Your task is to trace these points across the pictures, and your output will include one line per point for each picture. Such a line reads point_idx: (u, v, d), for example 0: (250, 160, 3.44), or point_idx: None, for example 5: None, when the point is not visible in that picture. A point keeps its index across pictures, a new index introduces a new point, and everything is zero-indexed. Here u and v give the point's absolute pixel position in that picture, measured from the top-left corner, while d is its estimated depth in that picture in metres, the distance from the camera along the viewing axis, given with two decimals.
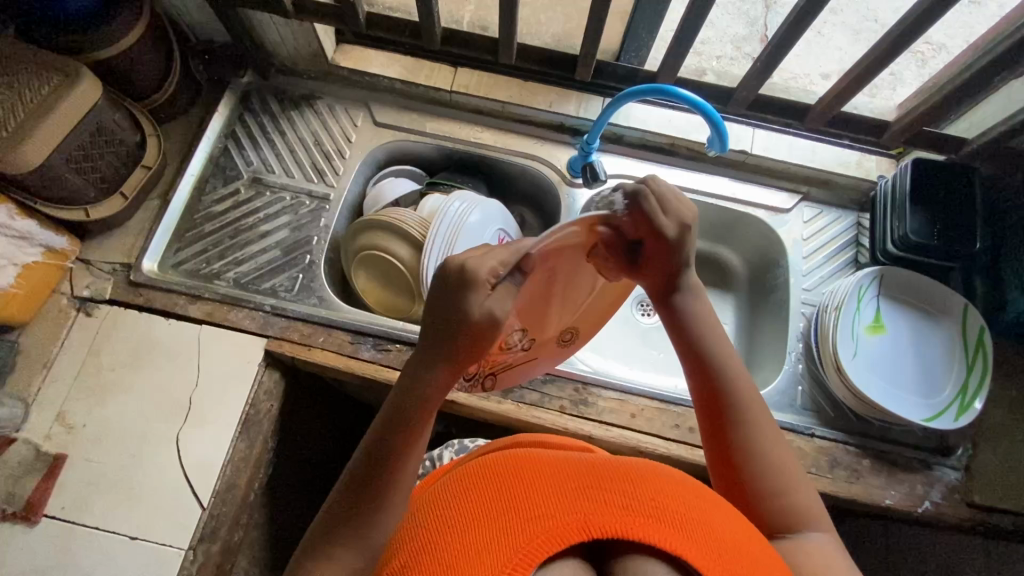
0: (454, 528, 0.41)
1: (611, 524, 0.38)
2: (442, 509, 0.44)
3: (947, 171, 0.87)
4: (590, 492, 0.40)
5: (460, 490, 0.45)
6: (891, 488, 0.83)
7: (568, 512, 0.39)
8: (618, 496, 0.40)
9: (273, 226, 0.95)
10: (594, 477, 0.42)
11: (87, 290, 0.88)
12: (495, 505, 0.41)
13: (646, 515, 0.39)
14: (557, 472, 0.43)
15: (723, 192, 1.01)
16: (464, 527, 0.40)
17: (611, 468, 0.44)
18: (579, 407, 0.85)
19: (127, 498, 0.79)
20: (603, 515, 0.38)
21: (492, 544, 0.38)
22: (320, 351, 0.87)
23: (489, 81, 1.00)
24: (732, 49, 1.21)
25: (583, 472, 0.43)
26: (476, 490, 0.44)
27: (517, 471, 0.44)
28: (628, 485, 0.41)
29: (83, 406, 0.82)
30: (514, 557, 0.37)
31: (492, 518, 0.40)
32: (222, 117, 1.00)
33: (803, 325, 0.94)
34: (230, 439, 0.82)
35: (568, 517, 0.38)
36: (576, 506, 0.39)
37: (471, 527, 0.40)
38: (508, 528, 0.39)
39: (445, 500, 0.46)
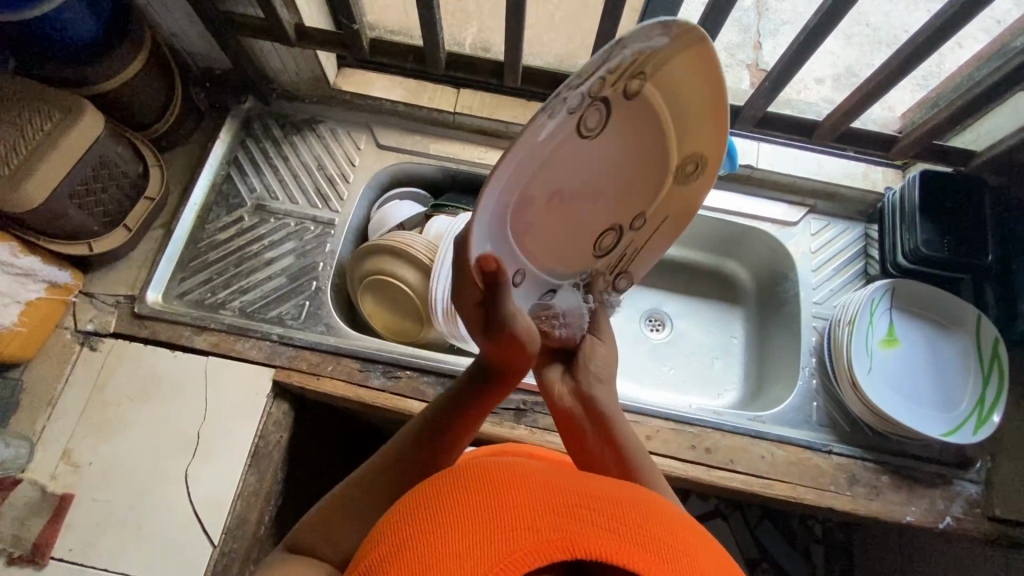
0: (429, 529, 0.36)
1: (600, 545, 0.33)
2: (419, 503, 0.39)
3: (957, 183, 0.87)
4: (580, 511, 0.35)
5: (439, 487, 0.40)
6: (911, 504, 0.82)
7: (553, 529, 0.34)
8: (611, 517, 0.35)
9: (277, 253, 0.94)
10: (584, 491, 0.37)
11: (90, 324, 0.87)
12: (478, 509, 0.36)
13: (637, 541, 0.34)
14: (545, 484, 0.37)
15: (730, 207, 1.00)
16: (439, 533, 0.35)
17: (608, 488, 0.38)
18: None
19: (136, 538, 0.77)
20: (593, 537, 0.33)
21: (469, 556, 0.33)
22: (329, 381, 0.85)
23: (493, 102, 1.00)
24: (726, 57, 1.22)
25: (574, 487, 0.37)
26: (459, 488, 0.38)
27: (503, 477, 0.38)
28: (626, 506, 0.36)
29: (89, 443, 0.81)
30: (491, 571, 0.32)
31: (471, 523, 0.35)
32: (224, 144, 1.00)
33: (815, 339, 0.93)
34: (241, 473, 0.81)
35: (553, 534, 0.33)
36: (564, 523, 0.34)
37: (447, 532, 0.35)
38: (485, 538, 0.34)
39: (421, 492, 0.40)
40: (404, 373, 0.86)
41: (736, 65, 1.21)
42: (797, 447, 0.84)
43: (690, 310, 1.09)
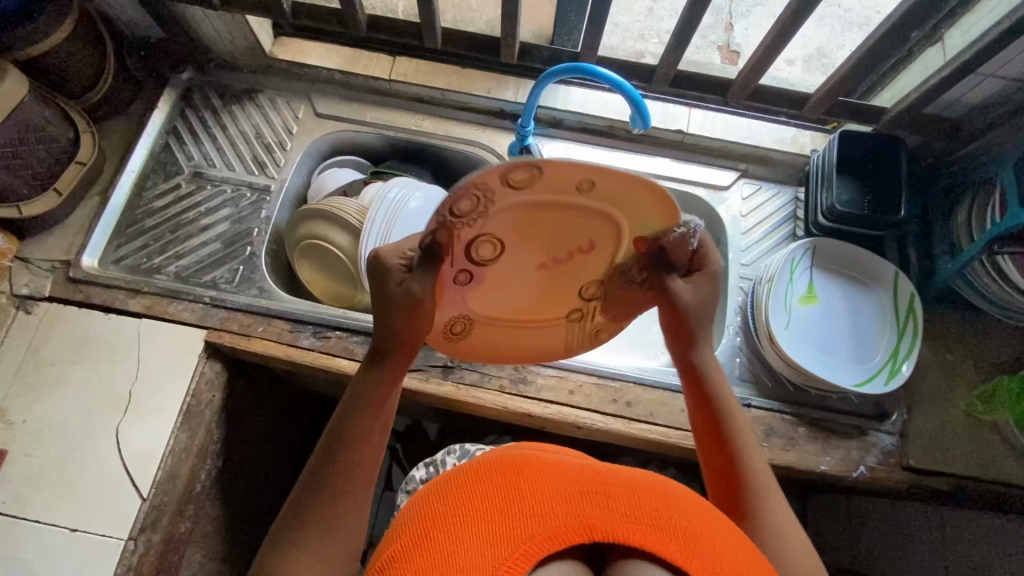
0: (456, 510, 0.41)
1: (614, 528, 0.38)
2: (447, 489, 0.44)
3: (874, 141, 0.89)
4: (596, 497, 0.39)
5: (466, 476, 0.44)
6: (826, 454, 0.84)
7: (569, 514, 0.38)
8: (625, 502, 0.39)
9: (213, 219, 0.96)
10: (602, 481, 0.41)
11: (26, 288, 0.88)
12: (501, 495, 0.40)
13: (648, 523, 0.38)
14: (564, 475, 0.42)
15: (662, 171, 1.02)
16: (462, 518, 0.40)
17: (622, 474, 0.43)
18: (519, 386, 0.86)
19: (67, 492, 0.79)
20: (608, 522, 0.38)
21: (492, 536, 0.38)
22: (259, 341, 0.87)
23: (426, 69, 1.01)
24: (699, 38, 1.23)
25: (591, 475, 0.42)
26: (491, 479, 0.42)
27: (528, 470, 0.43)
28: (638, 493, 0.40)
29: (22, 403, 0.83)
30: (510, 548, 0.37)
31: (496, 510, 0.39)
32: (162, 113, 1.01)
33: (741, 299, 0.95)
34: (171, 430, 0.83)
35: (569, 518, 0.38)
36: (579, 509, 0.39)
37: (473, 514, 0.40)
38: (508, 524, 0.38)
39: (450, 478, 0.45)
40: (333, 333, 0.88)
41: (707, 46, 1.22)
42: None
43: None
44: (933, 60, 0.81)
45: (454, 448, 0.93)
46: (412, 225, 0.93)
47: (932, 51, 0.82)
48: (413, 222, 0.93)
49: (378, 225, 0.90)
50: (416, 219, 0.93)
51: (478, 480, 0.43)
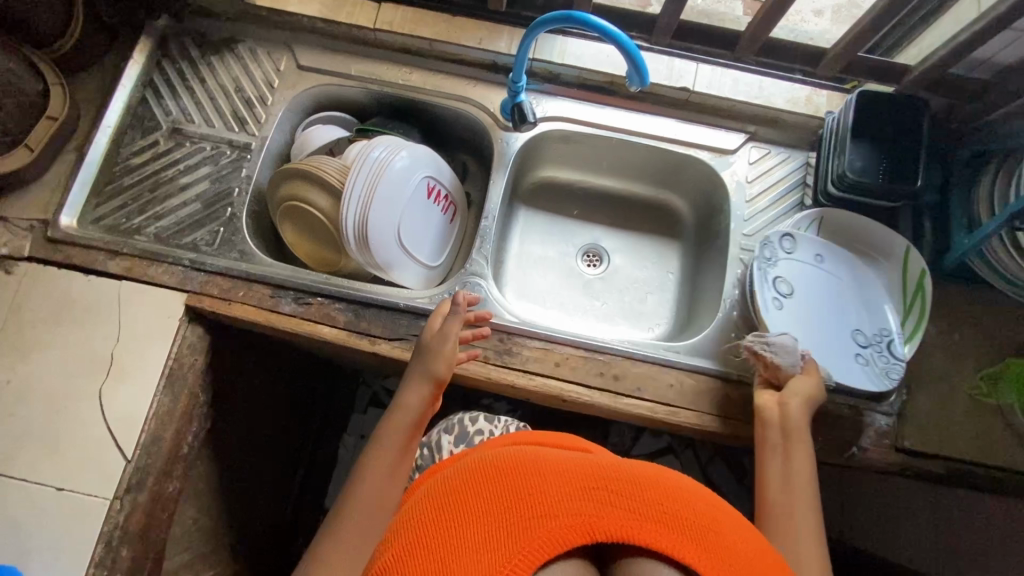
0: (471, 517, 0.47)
1: (617, 527, 0.44)
2: (461, 494, 0.50)
3: (892, 103, 0.82)
4: (601, 496, 0.46)
5: (478, 479, 0.51)
6: (818, 433, 0.82)
7: (573, 514, 0.45)
8: (627, 499, 0.47)
9: (193, 178, 0.92)
10: (601, 478, 0.48)
11: (5, 247, 0.87)
12: (511, 501, 0.47)
13: (650, 519, 0.45)
14: (568, 474, 0.49)
15: (664, 133, 0.96)
16: (477, 521, 0.46)
17: (617, 470, 0.50)
18: (504, 357, 0.84)
19: (52, 451, 0.80)
20: (609, 519, 0.45)
21: (505, 538, 0.44)
22: (239, 305, 0.85)
23: (414, 18, 0.95)
24: None
25: (589, 470, 0.49)
26: (498, 484, 0.49)
27: (534, 462, 0.51)
28: (635, 488, 0.48)
29: (7, 363, 0.83)
30: (524, 547, 0.43)
31: (503, 512, 0.46)
32: (138, 64, 0.96)
33: (741, 271, 0.91)
34: (154, 393, 0.82)
35: (575, 518, 0.45)
36: (584, 508, 0.45)
37: (480, 516, 0.47)
38: (516, 529, 0.44)
39: (462, 484, 0.51)
40: (315, 300, 0.86)
41: None
42: (708, 377, 0.84)
43: (626, 244, 1.08)
44: (964, 13, 0.73)
45: (450, 425, 0.88)
46: (394, 190, 0.89)
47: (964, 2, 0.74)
48: (395, 187, 0.89)
49: (358, 189, 0.86)
50: (399, 184, 0.89)
51: (490, 484, 0.49)
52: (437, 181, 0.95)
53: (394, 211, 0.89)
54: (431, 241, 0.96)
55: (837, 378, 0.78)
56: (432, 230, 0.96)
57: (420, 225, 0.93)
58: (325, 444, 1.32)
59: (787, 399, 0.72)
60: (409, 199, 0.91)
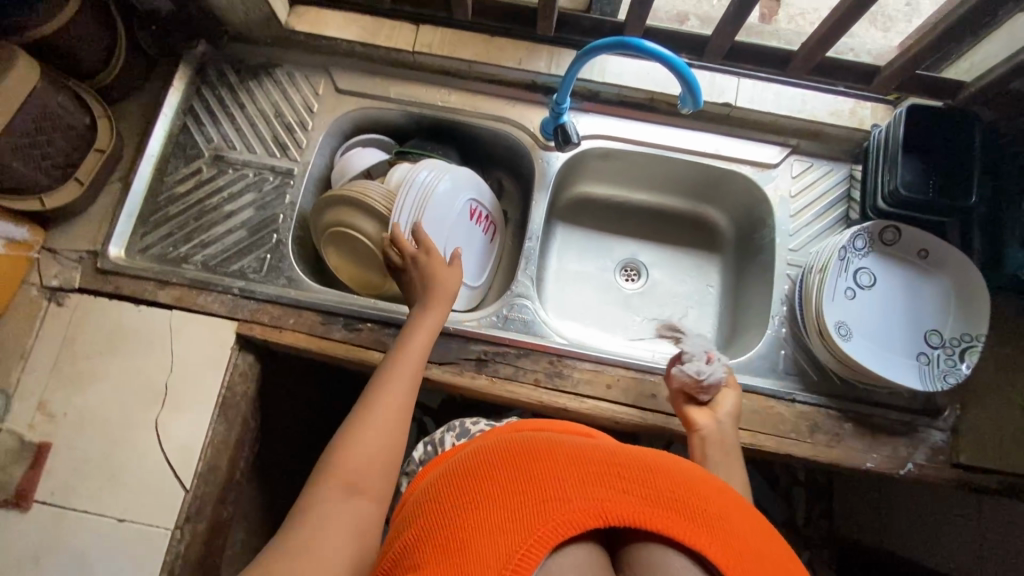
0: (464, 507, 0.41)
1: (629, 513, 0.38)
2: (451, 484, 0.44)
3: (944, 117, 0.81)
4: (612, 480, 0.40)
5: (471, 465, 0.44)
6: (872, 451, 0.82)
7: (580, 499, 0.39)
8: (642, 485, 0.40)
9: (237, 205, 0.93)
10: (612, 461, 0.42)
11: (56, 280, 0.87)
12: (504, 487, 0.41)
13: (666, 508, 0.39)
14: (572, 455, 0.43)
15: (705, 148, 0.95)
16: (472, 511, 0.40)
17: (627, 453, 0.44)
18: (554, 380, 0.84)
19: (112, 483, 0.80)
20: (621, 506, 0.39)
21: (504, 528, 0.38)
22: (290, 333, 0.86)
23: (453, 39, 0.94)
24: None
25: (597, 452, 0.43)
26: (493, 471, 0.42)
27: (535, 444, 0.44)
28: (649, 474, 0.41)
29: (63, 395, 0.83)
30: (527, 535, 0.37)
31: (504, 501, 0.39)
32: (178, 92, 0.96)
33: (788, 287, 0.91)
34: (208, 422, 0.83)
35: (583, 503, 0.39)
36: (593, 492, 0.39)
37: (476, 507, 0.40)
38: (519, 520, 0.38)
39: (456, 475, 0.45)
40: (365, 325, 0.86)
41: None
42: (759, 395, 0.84)
43: (664, 258, 1.08)
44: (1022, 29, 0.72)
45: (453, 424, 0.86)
46: (440, 211, 0.89)
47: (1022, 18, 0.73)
48: (442, 209, 0.89)
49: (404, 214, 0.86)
50: (444, 206, 0.89)
51: (484, 471, 0.43)
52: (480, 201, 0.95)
53: (441, 233, 0.89)
54: (475, 262, 0.96)
55: (909, 382, 0.79)
56: (477, 249, 0.96)
57: (465, 246, 0.93)
58: None
59: (721, 416, 0.75)
60: (454, 221, 0.91)
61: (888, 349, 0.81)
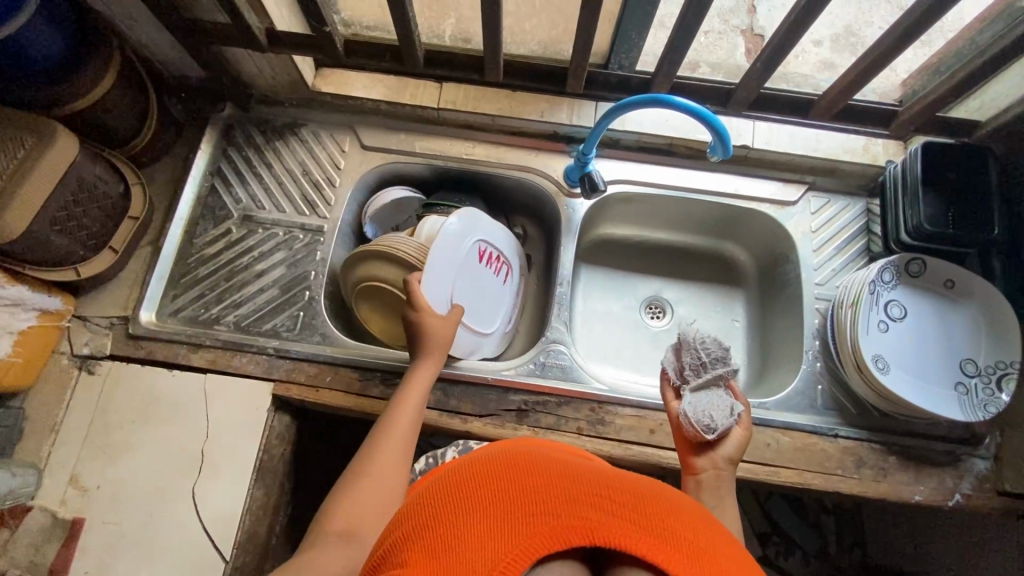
0: (452, 512, 0.39)
1: (618, 535, 0.36)
2: (442, 485, 0.42)
3: (959, 154, 0.84)
4: (601, 501, 0.38)
5: (464, 473, 0.43)
6: (919, 483, 0.82)
7: (568, 516, 0.36)
8: (634, 511, 0.37)
9: (268, 264, 0.93)
10: (603, 484, 0.39)
11: (87, 348, 0.86)
12: (493, 496, 0.39)
13: (654, 535, 0.36)
14: (568, 475, 0.40)
15: (725, 189, 0.98)
16: (460, 516, 0.38)
17: (624, 479, 0.41)
18: (597, 427, 0.83)
19: (149, 558, 0.78)
20: (610, 528, 0.36)
21: (488, 534, 0.36)
22: (328, 392, 0.85)
23: (476, 95, 0.97)
24: (720, 23, 1.07)
25: (593, 475, 0.41)
26: (482, 482, 0.40)
27: (531, 462, 0.42)
28: (644, 503, 0.39)
29: (95, 466, 0.81)
30: (512, 547, 0.35)
31: (490, 509, 0.37)
32: (205, 154, 0.97)
33: (818, 321, 0.92)
34: (247, 488, 0.81)
35: (571, 520, 0.36)
36: (582, 510, 0.37)
37: (462, 513, 0.38)
38: (501, 528, 0.36)
39: (446, 482, 0.43)
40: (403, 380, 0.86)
41: (731, 31, 1.07)
42: (802, 432, 0.84)
43: (688, 294, 1.09)
44: None
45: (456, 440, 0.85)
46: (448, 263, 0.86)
47: None
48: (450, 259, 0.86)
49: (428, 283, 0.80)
50: (449, 255, 0.86)
51: (478, 478, 0.41)
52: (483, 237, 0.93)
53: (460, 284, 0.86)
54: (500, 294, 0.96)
55: (949, 412, 0.80)
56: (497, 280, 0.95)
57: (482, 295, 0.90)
58: None
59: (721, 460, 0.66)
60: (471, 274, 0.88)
61: (926, 380, 0.82)
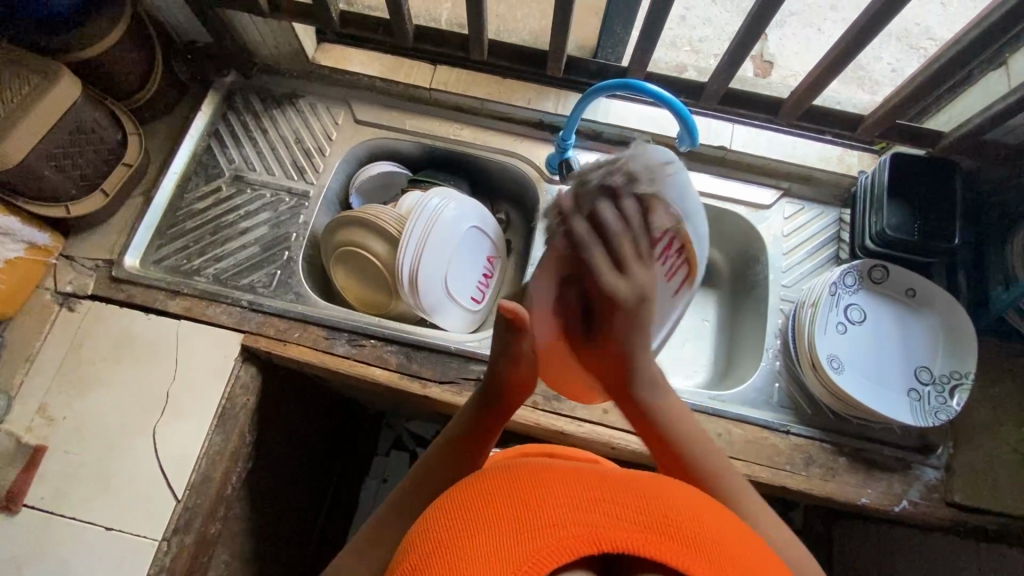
0: (449, 535, 0.34)
1: (631, 539, 0.32)
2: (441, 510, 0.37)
3: (926, 166, 0.86)
4: (608, 504, 0.34)
5: (459, 492, 0.38)
6: (867, 486, 0.82)
7: (573, 524, 0.32)
8: (645, 511, 0.34)
9: (252, 223, 0.97)
10: (612, 485, 0.35)
11: (70, 286, 0.90)
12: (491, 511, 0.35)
13: (670, 534, 0.33)
14: (572, 479, 0.36)
15: (703, 187, 1.00)
16: (458, 539, 0.34)
17: (637, 481, 0.37)
18: (552, 403, 0.85)
19: (105, 490, 0.80)
20: (622, 532, 0.32)
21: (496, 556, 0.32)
22: (295, 346, 0.88)
23: (467, 79, 1.01)
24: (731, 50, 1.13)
25: (599, 478, 0.36)
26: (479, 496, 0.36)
27: (524, 470, 0.38)
28: (654, 499, 0.35)
29: (63, 398, 0.84)
30: (514, 567, 0.31)
31: (493, 525, 0.33)
32: (205, 116, 1.02)
33: (782, 321, 0.93)
34: (207, 432, 0.83)
35: (578, 529, 0.32)
36: (589, 516, 0.33)
37: (467, 535, 0.34)
38: (506, 545, 0.32)
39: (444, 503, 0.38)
40: (368, 341, 0.88)
41: None
42: (755, 426, 0.85)
43: None
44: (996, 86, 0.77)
45: None
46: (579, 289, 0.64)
47: (995, 76, 0.79)
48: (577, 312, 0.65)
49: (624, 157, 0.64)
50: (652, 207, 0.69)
51: (469, 495, 0.36)
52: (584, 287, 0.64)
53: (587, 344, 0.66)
54: (473, 227, 0.97)
55: (900, 416, 0.81)
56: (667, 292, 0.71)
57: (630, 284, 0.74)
58: (346, 490, 1.22)
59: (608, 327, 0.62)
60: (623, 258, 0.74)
61: (881, 384, 0.83)
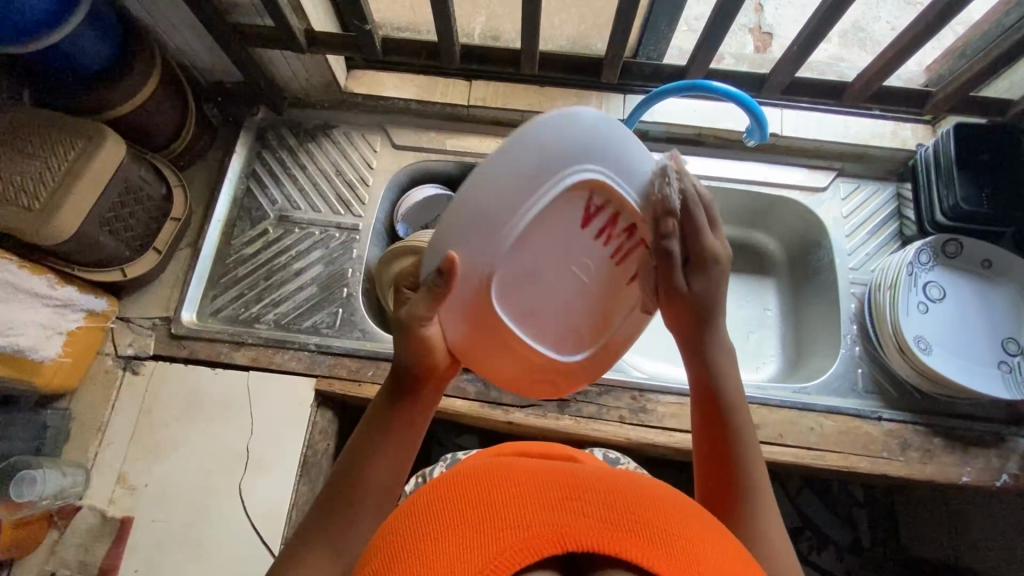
0: (415, 532, 0.34)
1: (589, 535, 0.32)
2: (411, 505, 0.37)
3: (990, 135, 0.85)
4: (571, 501, 0.33)
5: (431, 487, 0.38)
6: (966, 464, 0.81)
7: (538, 521, 0.32)
8: (606, 506, 0.33)
9: (306, 263, 0.95)
10: (577, 482, 0.35)
11: (130, 348, 0.87)
12: (458, 513, 0.34)
13: (628, 528, 0.32)
14: (538, 477, 0.36)
15: (754, 177, 0.98)
16: (423, 538, 0.33)
17: (601, 477, 0.37)
18: (639, 415, 0.84)
19: (198, 555, 0.78)
20: (581, 528, 0.32)
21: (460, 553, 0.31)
22: (370, 386, 0.86)
23: (505, 91, 0.99)
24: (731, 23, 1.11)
25: (561, 475, 0.36)
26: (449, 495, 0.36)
27: (497, 468, 0.37)
28: (616, 495, 0.35)
29: (141, 466, 0.82)
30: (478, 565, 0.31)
31: (462, 523, 0.33)
32: (240, 158, 0.99)
33: (855, 305, 0.92)
34: (295, 483, 0.81)
35: (541, 528, 0.32)
36: (554, 514, 0.33)
37: (434, 531, 0.33)
38: (469, 545, 0.32)
39: (417, 497, 0.38)
40: None
41: (737, 30, 1.11)
42: (846, 416, 0.84)
43: None
44: None
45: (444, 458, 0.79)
46: (472, 226, 0.46)
47: None
48: (456, 222, 0.46)
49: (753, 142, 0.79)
50: None
51: (440, 495, 0.36)
52: (607, 195, 0.50)
53: (538, 265, 0.51)
54: None
55: (994, 391, 0.80)
56: None
57: None
58: None
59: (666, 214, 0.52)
60: None
61: (971, 358, 0.82)
